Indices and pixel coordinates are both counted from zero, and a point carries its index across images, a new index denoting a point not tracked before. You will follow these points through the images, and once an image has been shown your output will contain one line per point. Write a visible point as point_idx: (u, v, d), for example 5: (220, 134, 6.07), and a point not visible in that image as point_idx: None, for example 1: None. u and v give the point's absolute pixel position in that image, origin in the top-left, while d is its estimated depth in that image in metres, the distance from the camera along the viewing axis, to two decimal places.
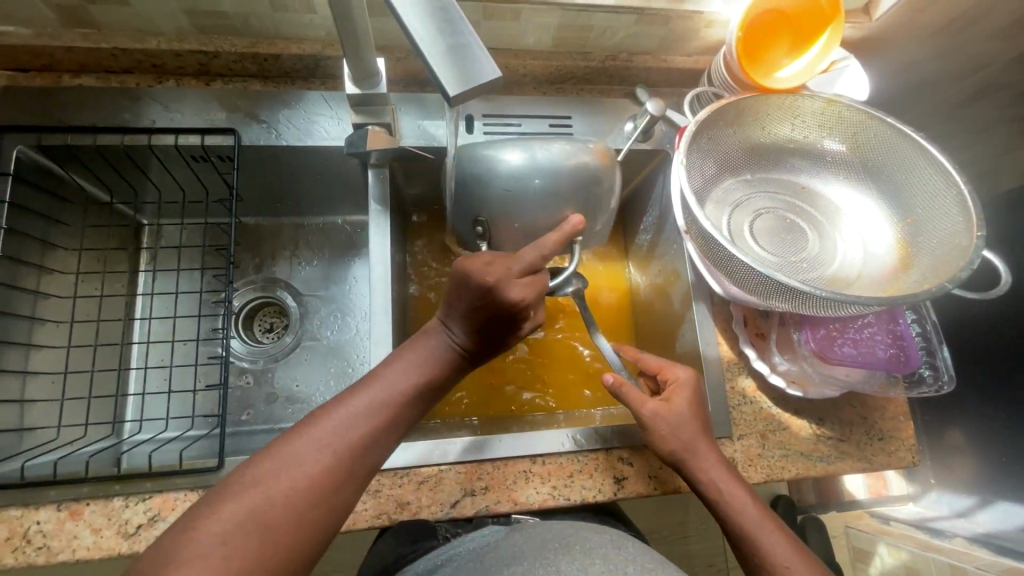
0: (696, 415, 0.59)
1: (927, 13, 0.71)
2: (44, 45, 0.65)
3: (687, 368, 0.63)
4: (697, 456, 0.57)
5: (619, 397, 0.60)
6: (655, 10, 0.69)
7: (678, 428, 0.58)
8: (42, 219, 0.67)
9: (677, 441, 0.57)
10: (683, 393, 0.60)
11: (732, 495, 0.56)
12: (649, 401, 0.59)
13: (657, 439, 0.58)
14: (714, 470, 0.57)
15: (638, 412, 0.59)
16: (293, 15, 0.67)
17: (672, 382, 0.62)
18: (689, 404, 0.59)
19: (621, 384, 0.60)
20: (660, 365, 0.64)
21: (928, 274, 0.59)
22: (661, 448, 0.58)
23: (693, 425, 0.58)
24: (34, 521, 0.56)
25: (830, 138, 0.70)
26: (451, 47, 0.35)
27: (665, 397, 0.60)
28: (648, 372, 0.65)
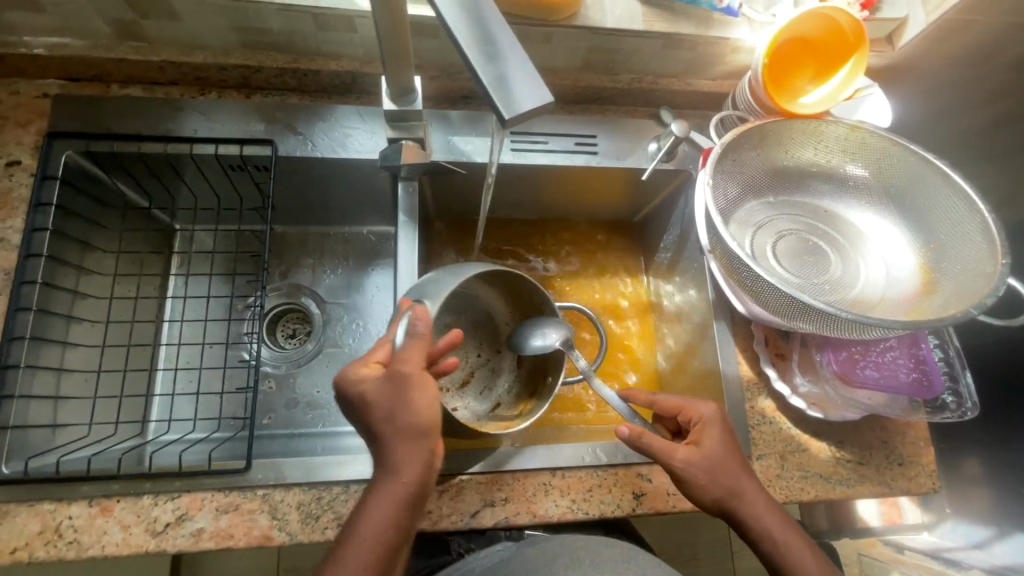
0: (730, 450, 0.58)
1: (950, 42, 0.73)
2: (97, 57, 0.69)
3: (707, 402, 0.61)
4: (747, 502, 0.56)
5: (644, 450, 0.57)
6: (681, 35, 0.71)
7: (722, 478, 0.56)
8: (83, 221, 0.69)
9: (721, 488, 0.56)
10: (712, 431, 0.58)
11: (791, 545, 0.56)
12: (678, 448, 0.57)
13: (698, 488, 0.56)
14: (766, 516, 0.56)
15: (670, 463, 0.56)
16: (335, 34, 0.69)
17: (696, 420, 0.60)
18: (721, 443, 0.58)
19: (641, 435, 0.56)
20: (680, 403, 0.61)
21: (951, 300, 0.59)
22: (701, 495, 0.57)
23: (726, 467, 0.57)
24: (66, 516, 0.57)
25: (852, 163, 0.71)
26: (507, 72, 0.37)
27: (693, 438, 0.58)
28: (667, 412, 0.62)
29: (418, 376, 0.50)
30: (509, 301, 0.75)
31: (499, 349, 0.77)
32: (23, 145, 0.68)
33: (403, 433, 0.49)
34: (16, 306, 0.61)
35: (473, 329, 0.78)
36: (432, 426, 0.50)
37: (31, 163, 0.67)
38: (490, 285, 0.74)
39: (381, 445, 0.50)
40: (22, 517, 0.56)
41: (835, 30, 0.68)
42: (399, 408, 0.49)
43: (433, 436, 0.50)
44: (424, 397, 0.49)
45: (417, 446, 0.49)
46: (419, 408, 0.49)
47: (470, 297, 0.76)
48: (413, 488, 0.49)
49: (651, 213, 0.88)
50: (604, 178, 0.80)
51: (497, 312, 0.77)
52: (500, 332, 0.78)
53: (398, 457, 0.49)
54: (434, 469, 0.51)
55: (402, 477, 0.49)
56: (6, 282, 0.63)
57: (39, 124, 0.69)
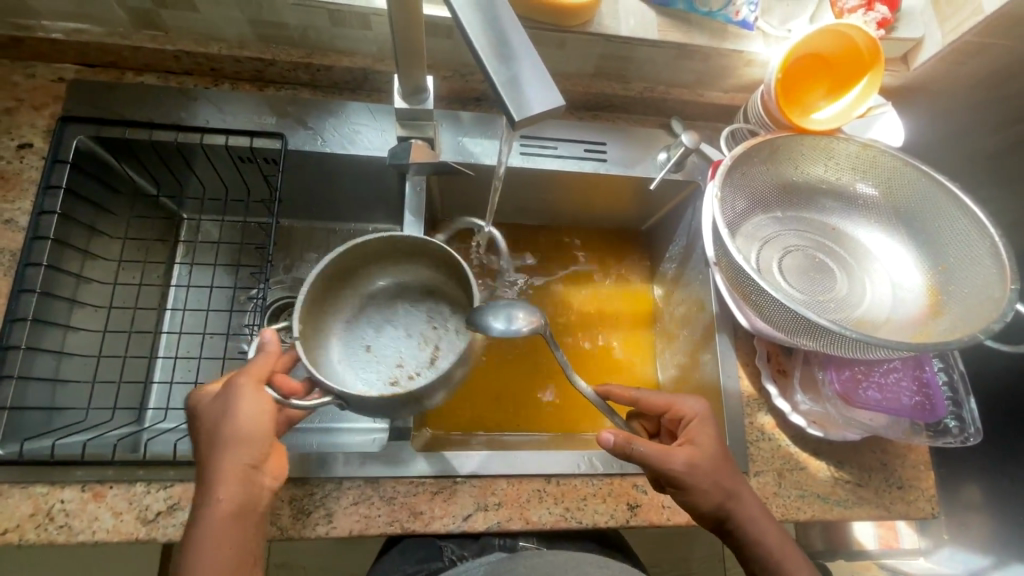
0: (721, 445, 0.58)
1: (964, 65, 0.73)
2: (114, 44, 0.69)
3: (695, 399, 0.62)
4: (745, 506, 0.57)
5: (634, 455, 0.56)
6: (695, 46, 0.71)
7: (720, 481, 0.56)
8: (92, 207, 0.69)
9: (722, 492, 0.56)
10: (705, 427, 0.59)
11: (784, 552, 0.57)
12: (679, 454, 0.56)
13: (700, 494, 0.56)
14: (766, 527, 0.57)
15: (671, 470, 0.56)
16: (350, 31, 0.70)
17: (687, 418, 0.61)
18: (712, 438, 0.58)
19: (629, 443, 0.55)
20: (668, 401, 0.62)
21: (958, 323, 0.59)
22: (703, 501, 0.56)
23: (723, 469, 0.57)
24: (58, 499, 0.57)
25: (862, 181, 0.71)
26: (521, 73, 0.37)
27: (690, 438, 0.58)
28: (655, 410, 0.63)
29: (252, 382, 0.51)
30: (427, 262, 0.68)
31: (453, 310, 0.70)
32: (36, 127, 0.68)
33: (220, 447, 0.48)
34: (19, 287, 0.61)
35: (419, 308, 0.71)
36: (257, 435, 0.49)
37: (43, 146, 0.68)
38: (406, 258, 0.68)
39: (203, 470, 0.48)
40: (14, 499, 0.56)
41: (850, 48, 0.67)
42: (220, 422, 0.49)
43: (261, 443, 0.50)
44: (252, 404, 0.50)
45: (242, 455, 0.48)
46: (240, 414, 0.49)
47: (398, 282, 0.71)
48: (237, 508, 0.47)
49: (658, 223, 0.88)
50: (611, 186, 0.80)
51: (429, 278, 0.70)
52: (444, 294, 0.70)
53: (218, 476, 0.47)
54: (261, 486, 0.49)
55: (221, 499, 0.46)
56: (11, 263, 0.63)
57: (53, 107, 0.69)
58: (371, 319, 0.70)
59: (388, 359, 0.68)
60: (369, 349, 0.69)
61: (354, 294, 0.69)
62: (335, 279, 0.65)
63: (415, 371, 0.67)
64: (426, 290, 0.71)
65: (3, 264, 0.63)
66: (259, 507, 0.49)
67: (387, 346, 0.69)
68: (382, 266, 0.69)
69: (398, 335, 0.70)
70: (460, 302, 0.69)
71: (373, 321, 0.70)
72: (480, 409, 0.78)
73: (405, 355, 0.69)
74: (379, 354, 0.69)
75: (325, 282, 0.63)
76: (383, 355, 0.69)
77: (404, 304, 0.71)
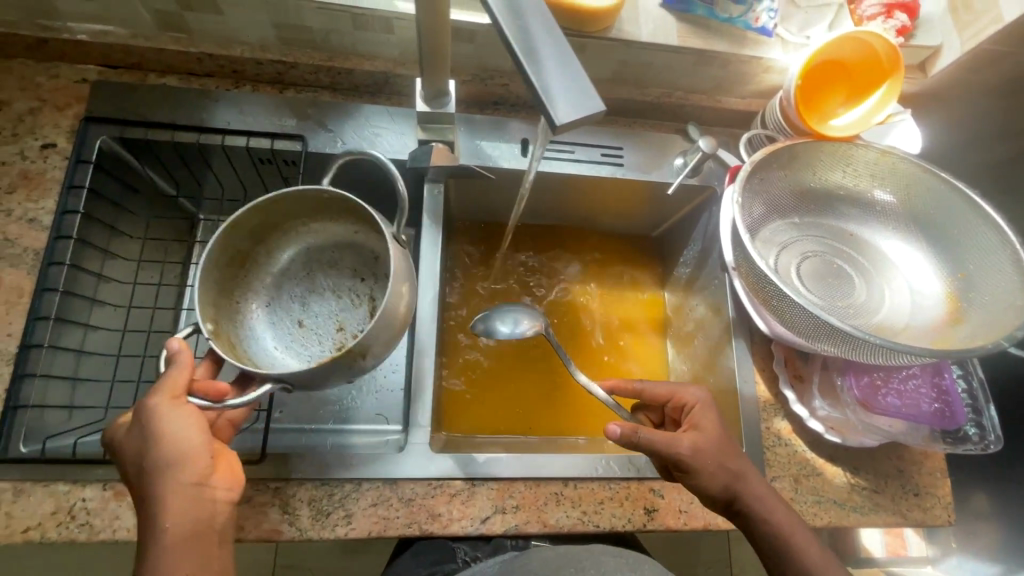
0: (723, 431, 0.59)
1: (982, 72, 0.73)
2: (138, 45, 0.70)
3: (696, 387, 0.62)
4: (752, 488, 0.57)
5: (642, 443, 0.56)
6: (714, 52, 0.71)
7: (724, 463, 0.56)
8: (112, 207, 0.70)
9: (728, 473, 0.56)
10: (707, 413, 0.60)
11: (795, 531, 0.57)
12: (683, 438, 0.56)
13: (706, 478, 0.56)
14: (777, 513, 0.57)
15: (677, 453, 0.56)
16: (372, 34, 0.70)
17: (689, 405, 0.61)
18: (714, 423, 0.59)
19: (635, 432, 0.55)
20: (670, 390, 0.63)
21: (980, 330, 0.59)
22: (710, 486, 0.56)
23: (727, 450, 0.57)
24: (79, 497, 0.57)
25: (880, 188, 0.71)
26: (559, 77, 0.37)
27: (692, 423, 0.59)
28: (656, 400, 0.63)
29: (169, 403, 0.47)
30: (331, 216, 0.64)
31: (375, 257, 0.67)
32: (59, 128, 0.69)
33: (155, 475, 0.46)
34: (43, 286, 0.62)
35: (339, 266, 0.68)
36: (190, 455, 0.47)
37: (65, 146, 0.68)
38: (307, 216, 0.64)
39: (143, 499, 0.46)
40: (36, 497, 0.56)
41: (869, 55, 0.68)
42: (145, 450, 0.46)
43: (196, 460, 0.47)
44: (177, 425, 0.47)
45: (179, 478, 0.46)
46: (166, 438, 0.46)
47: (306, 246, 0.67)
48: (189, 530, 0.46)
49: (673, 228, 0.88)
50: (627, 190, 0.80)
51: (340, 233, 0.67)
52: (360, 245, 0.67)
53: (162, 504, 0.45)
54: (213, 501, 0.48)
55: (168, 526, 0.45)
56: (34, 262, 0.64)
57: (76, 108, 0.70)
58: (289, 294, 0.68)
59: (325, 327, 0.66)
60: (302, 324, 0.67)
61: (261, 273, 0.66)
62: (229, 266, 0.61)
63: (357, 330, 0.66)
64: (340, 244, 0.68)
65: (26, 263, 0.64)
66: (215, 522, 0.48)
67: (318, 316, 0.67)
68: (283, 234, 0.65)
69: (324, 301, 0.68)
70: (379, 247, 0.66)
71: (294, 295, 0.68)
72: (496, 412, 0.78)
73: (342, 318, 0.67)
74: (313, 325, 0.67)
75: (220, 278, 0.59)
76: (318, 324, 0.67)
77: (320, 268, 0.68)
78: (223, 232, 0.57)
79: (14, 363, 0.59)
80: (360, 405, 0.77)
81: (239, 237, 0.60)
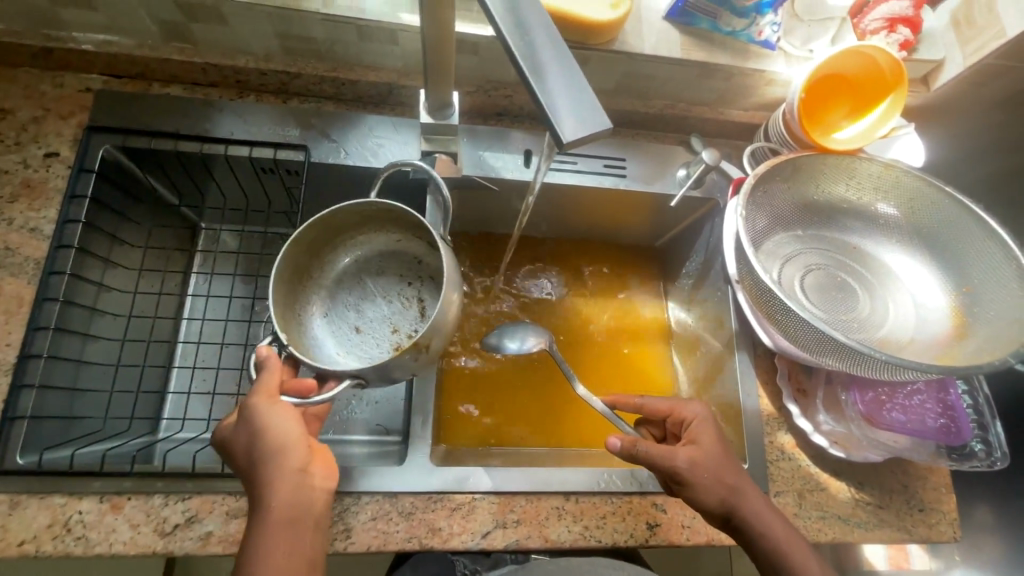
0: (722, 446, 0.58)
1: (986, 86, 0.73)
2: (143, 56, 0.70)
3: (694, 401, 0.62)
4: (749, 501, 0.56)
5: (641, 458, 0.56)
6: (718, 65, 0.71)
7: (719, 475, 0.56)
8: (114, 215, 0.70)
9: (723, 486, 0.56)
10: (707, 428, 0.59)
11: (792, 545, 0.56)
12: (681, 452, 0.56)
13: (702, 490, 0.55)
14: (774, 526, 0.56)
15: (674, 468, 0.55)
16: (376, 45, 0.70)
17: (688, 420, 0.61)
18: (714, 438, 0.58)
19: (634, 444, 0.56)
20: (670, 404, 0.62)
21: (986, 346, 0.59)
22: (706, 499, 0.56)
23: (726, 465, 0.57)
24: (76, 510, 0.56)
25: (884, 202, 0.71)
26: (565, 94, 0.36)
27: (691, 438, 0.59)
28: (656, 414, 0.63)
29: (269, 398, 0.50)
30: (376, 226, 0.67)
31: (418, 260, 0.70)
32: (63, 137, 0.69)
33: (263, 462, 0.48)
34: (43, 295, 0.62)
35: (387, 272, 0.70)
36: (292, 445, 0.49)
37: (69, 155, 0.68)
38: (358, 226, 0.66)
39: (252, 484, 0.49)
40: (32, 510, 0.56)
41: (874, 69, 0.68)
42: (254, 438, 0.49)
43: (300, 449, 0.50)
44: (281, 415, 0.50)
45: (282, 465, 0.48)
46: (271, 427, 0.49)
47: (355, 255, 0.69)
48: (289, 513, 0.48)
49: (676, 239, 0.88)
50: (629, 201, 0.80)
51: (382, 242, 0.69)
52: (402, 251, 0.70)
53: (268, 487, 0.48)
54: (312, 489, 0.49)
55: (272, 507, 0.47)
56: (35, 271, 0.64)
57: (80, 117, 0.70)
58: (343, 303, 0.68)
59: (381, 330, 0.67)
60: (359, 329, 0.67)
61: (316, 284, 0.67)
62: (290, 280, 0.62)
63: (412, 328, 0.66)
64: (386, 251, 0.70)
65: (28, 272, 0.63)
66: (313, 509, 0.49)
67: (373, 320, 0.68)
68: (332, 248, 0.67)
69: (376, 306, 0.69)
70: (420, 249, 0.69)
71: (349, 302, 0.69)
72: (496, 424, 0.77)
73: (395, 319, 0.67)
74: (370, 329, 0.67)
75: (284, 291, 0.60)
76: (374, 328, 0.67)
77: (370, 275, 0.69)
78: (288, 248, 0.59)
79: (13, 373, 0.59)
80: (360, 417, 0.76)
81: (299, 250, 0.62)
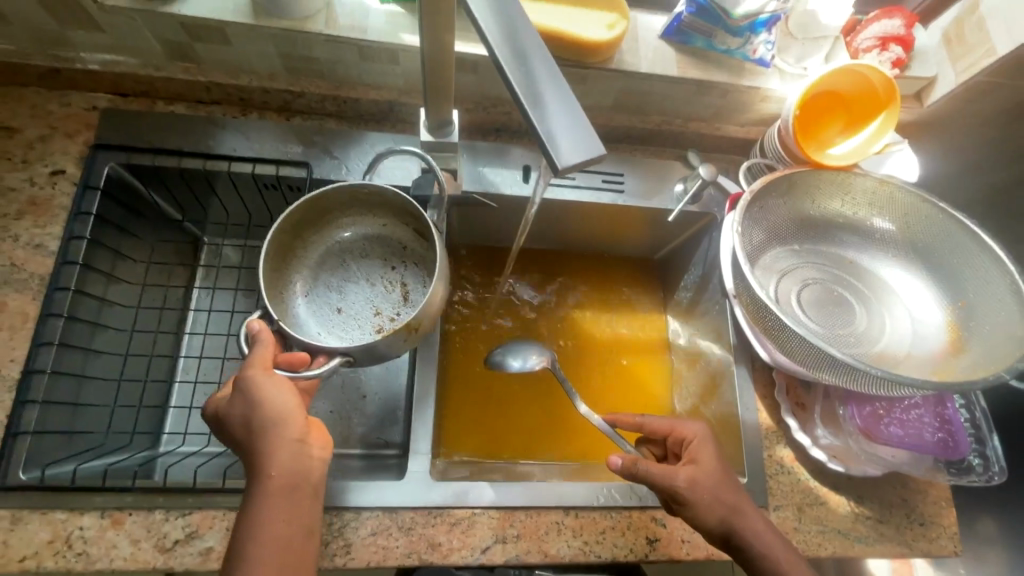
0: (721, 466, 0.58)
1: (979, 102, 0.74)
2: (149, 75, 0.71)
3: (695, 421, 0.62)
4: (748, 520, 0.56)
5: (642, 475, 0.56)
6: (714, 82, 0.72)
7: (719, 494, 0.56)
8: (118, 231, 0.70)
9: (723, 506, 0.56)
10: (706, 448, 0.59)
11: (794, 568, 0.55)
12: (680, 472, 0.56)
13: (701, 509, 0.55)
14: (775, 545, 0.55)
15: (673, 487, 0.56)
16: (378, 64, 0.72)
17: (688, 439, 0.61)
18: (714, 457, 0.59)
19: (635, 462, 0.56)
20: (670, 425, 0.63)
21: (982, 361, 0.59)
22: (705, 517, 0.56)
23: (724, 484, 0.57)
24: (77, 526, 0.56)
25: (880, 217, 0.71)
26: (560, 121, 0.37)
27: (692, 457, 0.59)
28: (658, 435, 0.63)
29: (264, 370, 0.50)
30: (364, 209, 0.68)
31: (403, 246, 0.70)
32: (68, 154, 0.70)
33: (260, 433, 0.48)
34: (47, 311, 0.62)
35: (369, 255, 0.70)
36: (289, 415, 0.49)
37: (75, 172, 0.69)
38: (343, 208, 0.67)
39: (249, 453, 0.49)
40: (33, 526, 0.56)
41: (867, 87, 0.69)
42: (250, 408, 0.49)
43: (296, 420, 0.50)
44: (277, 387, 0.50)
45: (279, 436, 0.48)
46: (268, 399, 0.49)
47: (338, 238, 0.70)
48: (288, 482, 0.48)
49: (674, 251, 0.88)
50: (627, 216, 0.81)
51: (368, 226, 0.70)
52: (388, 237, 0.70)
53: (267, 456, 0.48)
54: (310, 459, 0.50)
55: (271, 474, 0.47)
56: (39, 288, 0.64)
57: (86, 135, 0.71)
58: (325, 284, 0.69)
59: (363, 312, 0.68)
60: (341, 310, 0.68)
61: (299, 263, 0.68)
62: (275, 256, 0.63)
63: (394, 312, 0.67)
64: (370, 236, 0.70)
65: (33, 288, 0.64)
66: (312, 478, 0.49)
67: (355, 303, 0.69)
68: (318, 229, 0.68)
69: (358, 289, 0.70)
70: (406, 236, 0.70)
71: (330, 283, 0.69)
72: (495, 437, 0.77)
73: (377, 303, 0.68)
74: (352, 311, 0.68)
75: (269, 265, 0.61)
76: (356, 309, 0.68)
77: (352, 257, 0.70)
78: (277, 224, 0.60)
79: (16, 389, 0.60)
80: (359, 430, 0.76)
81: (287, 229, 0.63)
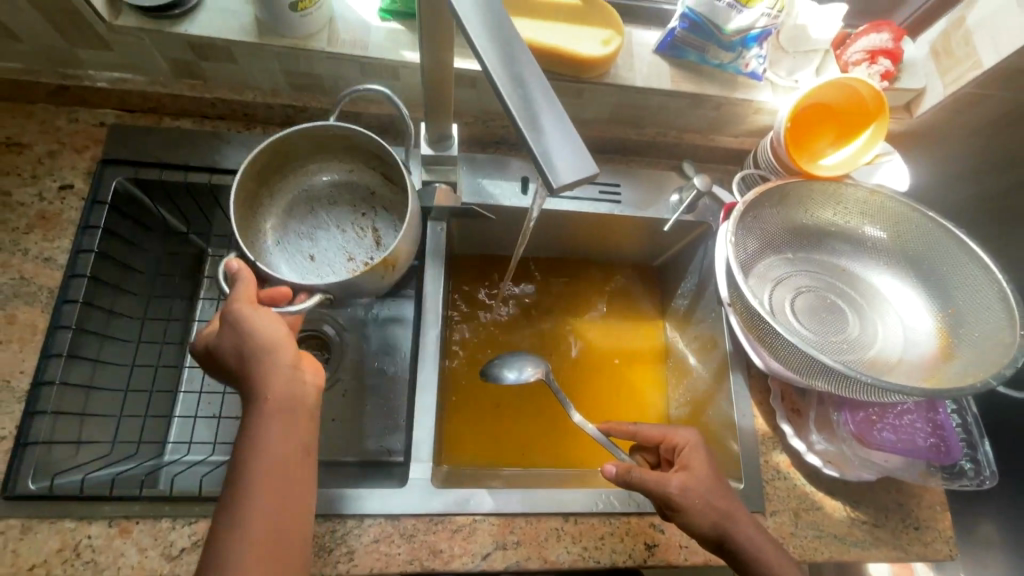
0: (714, 471, 0.59)
1: (967, 113, 0.76)
2: (156, 92, 0.73)
3: (688, 427, 0.64)
4: (743, 525, 0.57)
5: (634, 483, 0.59)
6: (707, 95, 0.74)
7: (713, 499, 0.57)
8: (124, 244, 0.72)
9: (716, 512, 0.57)
10: (698, 454, 0.60)
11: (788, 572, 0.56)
12: (673, 478, 0.57)
13: (696, 515, 0.57)
14: (769, 550, 0.57)
15: (667, 494, 0.57)
16: (379, 80, 0.74)
17: (681, 446, 0.62)
18: (706, 463, 0.60)
19: (628, 470, 0.59)
20: (662, 433, 0.64)
21: (971, 367, 0.60)
22: (700, 522, 0.57)
23: (718, 489, 0.58)
24: (85, 535, 0.58)
25: (871, 225, 0.73)
26: (553, 142, 0.39)
27: (685, 464, 0.60)
28: (650, 442, 0.65)
29: (248, 304, 0.52)
30: (330, 155, 0.70)
31: (371, 192, 0.73)
32: (77, 169, 0.71)
33: (252, 360, 0.50)
34: (56, 324, 0.64)
35: (337, 203, 0.73)
36: (277, 343, 0.51)
37: (83, 187, 0.71)
38: (310, 155, 0.69)
39: (243, 380, 0.50)
40: (43, 535, 0.57)
41: (856, 99, 0.70)
42: (239, 338, 0.51)
43: (285, 347, 0.51)
44: (262, 318, 0.51)
45: (269, 362, 0.50)
46: (256, 328, 0.51)
47: (305, 187, 0.72)
48: (284, 404, 0.49)
49: (671, 258, 0.90)
50: (623, 225, 0.83)
51: (334, 174, 0.72)
52: (355, 183, 0.73)
53: (261, 381, 0.49)
54: (304, 383, 0.51)
55: (266, 397, 0.49)
56: (48, 301, 0.66)
57: (94, 150, 0.73)
58: (295, 233, 0.71)
59: (334, 257, 0.70)
60: (313, 257, 0.70)
61: (267, 211, 0.69)
62: (243, 200, 0.65)
63: (367, 255, 0.70)
64: (337, 185, 0.73)
65: (42, 301, 0.66)
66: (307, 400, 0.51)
67: (326, 250, 0.71)
68: (285, 177, 0.70)
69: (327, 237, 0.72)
70: (373, 181, 0.73)
71: (299, 231, 0.71)
72: (495, 443, 0.78)
73: (349, 249, 0.71)
74: (323, 256, 0.70)
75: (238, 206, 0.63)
76: (327, 256, 0.70)
77: (319, 205, 0.72)
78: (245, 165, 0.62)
79: (26, 401, 0.61)
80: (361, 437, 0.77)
81: (257, 171, 0.65)
